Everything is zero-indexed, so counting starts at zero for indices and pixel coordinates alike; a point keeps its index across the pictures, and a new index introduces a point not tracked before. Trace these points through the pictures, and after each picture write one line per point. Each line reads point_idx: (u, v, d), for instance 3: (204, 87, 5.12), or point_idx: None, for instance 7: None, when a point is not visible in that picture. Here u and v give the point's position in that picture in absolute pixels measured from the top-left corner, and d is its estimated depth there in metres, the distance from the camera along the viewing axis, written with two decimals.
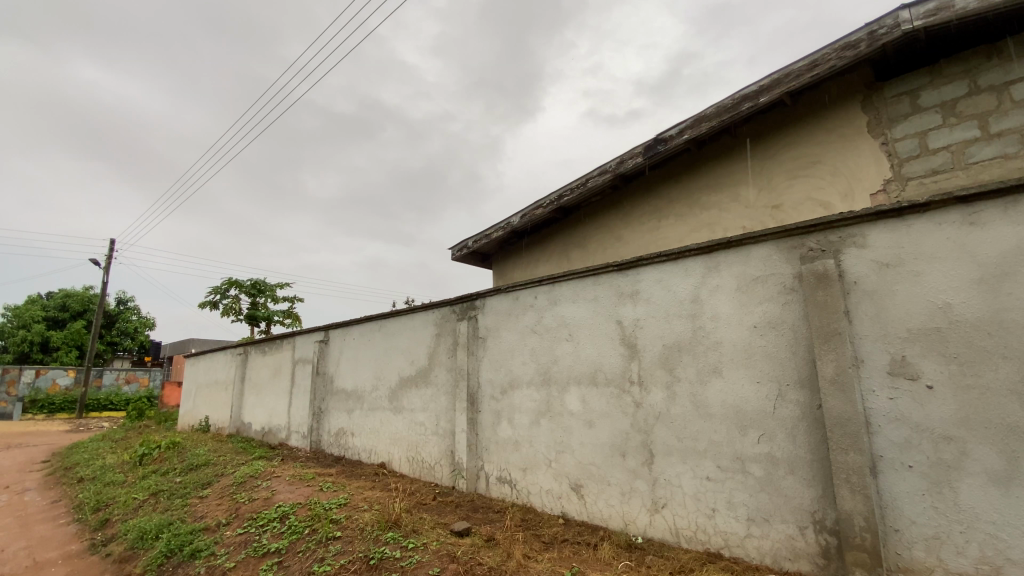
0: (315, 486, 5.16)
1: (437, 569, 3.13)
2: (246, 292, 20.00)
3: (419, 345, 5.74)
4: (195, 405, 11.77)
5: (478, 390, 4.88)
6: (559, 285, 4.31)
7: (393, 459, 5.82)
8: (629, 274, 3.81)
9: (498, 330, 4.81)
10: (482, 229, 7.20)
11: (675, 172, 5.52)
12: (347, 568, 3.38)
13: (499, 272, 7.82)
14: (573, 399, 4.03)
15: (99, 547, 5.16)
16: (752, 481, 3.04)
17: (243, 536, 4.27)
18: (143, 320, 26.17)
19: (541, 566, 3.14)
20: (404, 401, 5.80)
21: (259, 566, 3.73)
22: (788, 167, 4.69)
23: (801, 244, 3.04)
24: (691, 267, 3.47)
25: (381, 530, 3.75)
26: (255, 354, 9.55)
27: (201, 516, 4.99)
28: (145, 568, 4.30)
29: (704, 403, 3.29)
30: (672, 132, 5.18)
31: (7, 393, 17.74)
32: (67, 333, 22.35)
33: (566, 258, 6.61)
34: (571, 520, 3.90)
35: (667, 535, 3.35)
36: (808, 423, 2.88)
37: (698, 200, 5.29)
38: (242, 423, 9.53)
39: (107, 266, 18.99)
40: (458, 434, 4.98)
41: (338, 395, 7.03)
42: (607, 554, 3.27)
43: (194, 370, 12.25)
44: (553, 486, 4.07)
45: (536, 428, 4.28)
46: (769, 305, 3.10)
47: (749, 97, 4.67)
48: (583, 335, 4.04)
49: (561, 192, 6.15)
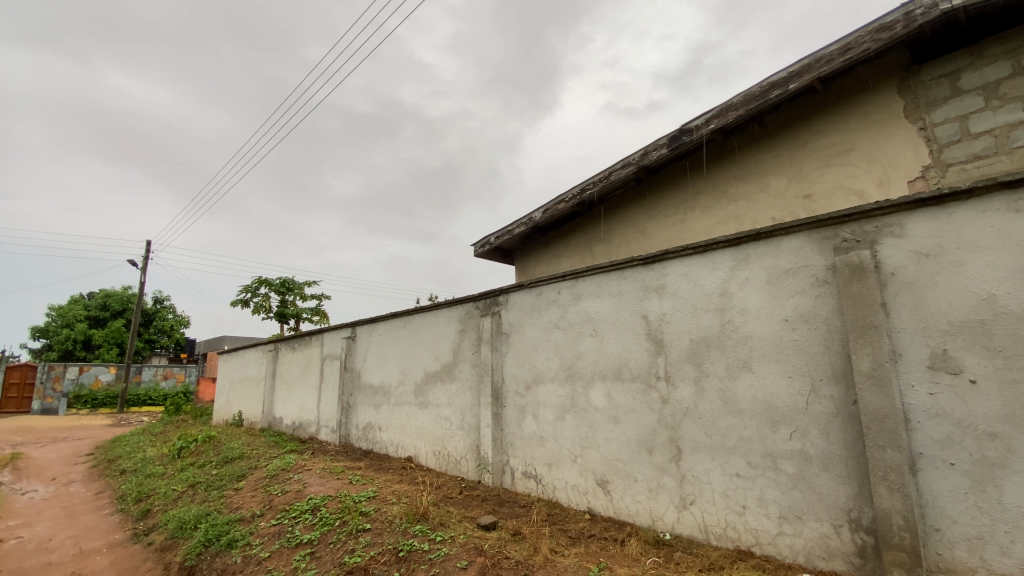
0: (345, 479, 5.28)
1: (465, 562, 3.16)
2: (275, 290, 20.49)
3: (444, 341, 5.79)
4: (228, 400, 12.15)
5: (503, 385, 4.90)
6: (583, 280, 4.29)
7: (420, 453, 5.89)
8: (655, 268, 3.76)
9: (522, 325, 4.81)
10: (504, 225, 7.21)
11: (700, 164, 5.42)
12: (376, 560, 3.44)
13: (521, 268, 7.81)
14: (598, 395, 4.01)
15: (141, 537, 5.38)
16: (784, 479, 2.98)
17: (276, 527, 4.39)
18: (179, 320, 27.12)
19: (568, 560, 3.15)
20: (430, 396, 5.87)
21: (293, 557, 3.84)
22: (820, 156, 4.54)
23: (834, 235, 2.95)
24: (719, 259, 3.41)
25: (409, 523, 3.80)
26: (285, 350, 9.79)
27: (236, 507, 5.15)
28: (185, 557, 4.47)
29: (733, 398, 3.23)
30: (698, 122, 5.11)
31: (52, 389, 18.63)
32: (108, 331, 23.34)
33: (589, 252, 6.56)
34: (597, 515, 3.89)
35: (696, 532, 3.31)
36: (842, 419, 2.80)
37: (724, 191, 5.18)
38: (273, 418, 9.78)
39: (143, 266, 19.72)
40: (483, 428, 5.01)
41: (365, 390, 7.15)
42: (635, 551, 3.25)
43: (226, 366, 12.63)
44: (578, 482, 4.06)
45: (560, 423, 4.28)
46: (801, 298, 3.01)
47: (778, 84, 4.56)
48: (607, 330, 4.01)
49: (584, 186, 6.12)
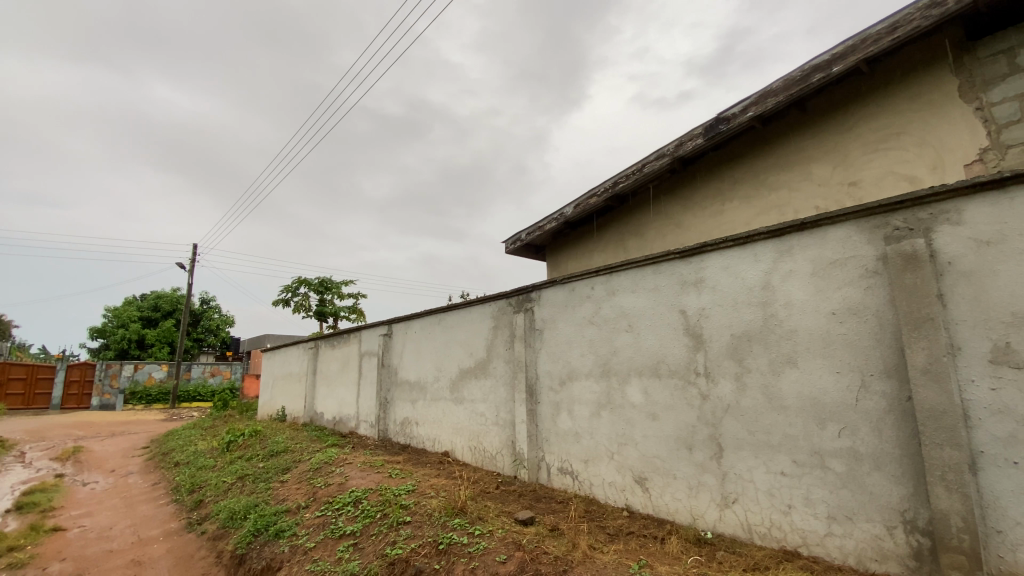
0: (385, 472, 5.40)
1: (504, 556, 3.19)
2: (314, 289, 21.10)
3: (478, 337, 5.84)
4: (272, 396, 12.60)
5: (537, 381, 4.90)
6: (617, 275, 4.24)
7: (456, 448, 5.96)
8: (692, 261, 3.68)
9: (555, 321, 4.80)
10: (535, 221, 7.20)
11: (737, 153, 5.28)
12: (417, 552, 3.50)
13: (553, 264, 7.78)
14: (634, 391, 3.96)
15: (195, 526, 5.66)
16: (833, 478, 2.87)
17: (320, 518, 4.53)
18: (224, 320, 28.29)
19: (607, 557, 3.13)
20: (465, 392, 5.93)
21: (337, 547, 3.96)
22: (866, 141, 4.33)
23: (885, 224, 2.82)
24: (760, 251, 3.31)
25: (448, 516, 3.86)
26: (324, 348, 10.08)
27: (282, 499, 5.35)
28: (236, 546, 4.68)
29: (777, 394, 3.13)
30: (736, 110, 4.98)
31: (111, 386, 19.77)
32: (160, 331, 24.58)
33: (623, 246, 6.47)
34: (636, 513, 3.85)
35: (739, 531, 3.23)
36: (896, 417, 2.68)
37: (763, 180, 5.02)
38: (315, 413, 10.08)
39: (191, 268, 20.68)
40: (518, 424, 5.02)
41: (402, 386, 7.29)
42: (676, 549, 3.20)
43: (270, 363, 13.10)
44: (615, 479, 4.03)
45: (596, 420, 4.24)
46: (849, 290, 2.89)
47: (821, 68, 4.38)
48: (643, 325, 3.95)
49: (617, 179, 6.05)
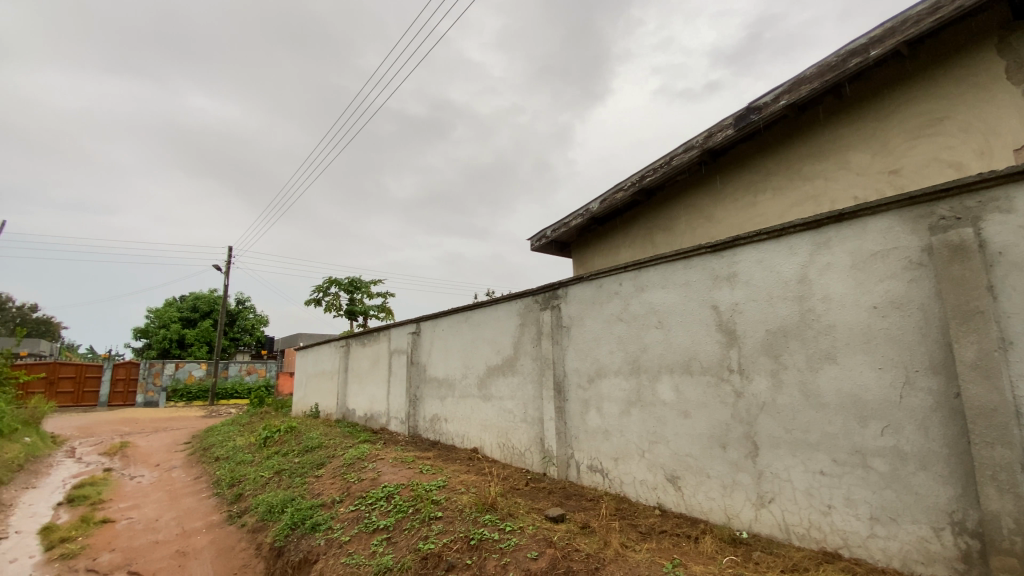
0: (416, 468, 5.47)
1: (536, 553, 3.19)
2: (344, 289, 21.52)
3: (505, 335, 5.86)
4: (306, 393, 12.93)
5: (565, 379, 4.88)
6: (646, 271, 4.18)
7: (485, 444, 5.99)
8: (724, 256, 3.60)
9: (583, 318, 4.77)
10: (560, 218, 7.18)
11: (769, 144, 5.14)
12: (449, 547, 3.54)
13: (579, 260, 7.73)
14: (665, 388, 3.89)
15: (235, 519, 5.86)
16: (875, 478, 2.77)
17: (355, 512, 4.64)
18: (258, 319, 29.19)
19: (639, 555, 3.10)
20: (493, 389, 5.96)
21: (372, 541, 4.05)
22: (908, 127, 4.15)
23: (930, 213, 2.70)
24: (796, 244, 3.21)
25: (479, 512, 3.89)
26: (355, 346, 10.29)
27: (318, 493, 5.49)
28: (275, 538, 4.83)
29: (815, 391, 3.04)
30: (768, 99, 4.86)
31: (154, 384, 20.66)
32: (199, 330, 25.53)
33: (651, 241, 6.38)
34: (668, 511, 3.80)
35: (776, 532, 3.16)
36: (943, 414, 2.57)
37: (798, 171, 4.87)
38: (347, 410, 10.30)
39: (227, 270, 21.40)
40: (547, 422, 5.02)
41: (431, 383, 7.37)
42: (710, 548, 3.15)
43: (303, 361, 13.44)
44: (647, 477, 3.98)
45: (626, 418, 4.20)
46: (892, 283, 2.78)
47: (857, 53, 4.22)
48: (674, 321, 3.89)
49: (644, 173, 5.98)
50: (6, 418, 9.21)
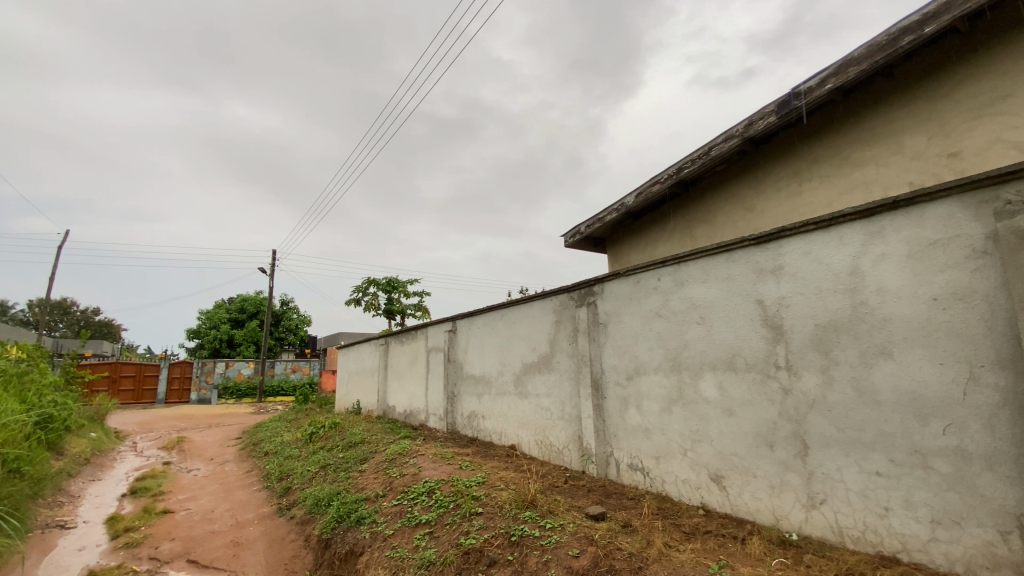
0: (455, 464, 5.55)
1: (577, 551, 3.18)
2: (382, 288, 22.01)
3: (541, 332, 5.85)
4: (347, 389, 13.33)
5: (603, 376, 4.83)
6: (686, 265, 4.08)
7: (523, 442, 6.01)
8: (769, 248, 3.48)
9: (620, 315, 4.71)
10: (594, 213, 7.11)
11: (814, 130, 4.93)
12: (490, 543, 3.58)
13: (614, 256, 7.63)
14: (708, 386, 3.79)
15: (285, 511, 6.10)
16: (937, 479, 2.62)
17: (398, 507, 4.75)
18: (302, 319, 30.29)
19: (684, 555, 3.04)
20: (530, 386, 5.96)
21: (414, 535, 4.13)
22: (967, 107, 3.90)
23: (994, 198, 2.53)
24: (847, 234, 3.07)
25: (519, 508, 3.91)
26: (394, 344, 10.51)
27: (361, 488, 5.65)
28: (322, 531, 5.01)
29: (869, 388, 2.90)
30: (812, 83, 4.67)
31: (207, 382, 21.80)
32: (247, 331, 26.69)
33: (690, 234, 6.23)
34: (712, 512, 3.71)
35: (828, 534, 3.04)
36: (1012, 412, 2.41)
37: (846, 157, 4.64)
38: (387, 406, 10.54)
39: (272, 272, 22.29)
40: (585, 419, 4.99)
41: (468, 380, 7.45)
42: (758, 550, 3.06)
43: (344, 360, 13.85)
44: (689, 477, 3.89)
45: (666, 415, 4.12)
46: (953, 273, 2.62)
47: (909, 30, 4.00)
48: (716, 317, 3.79)
49: (681, 164, 5.85)
50: (74, 415, 9.87)
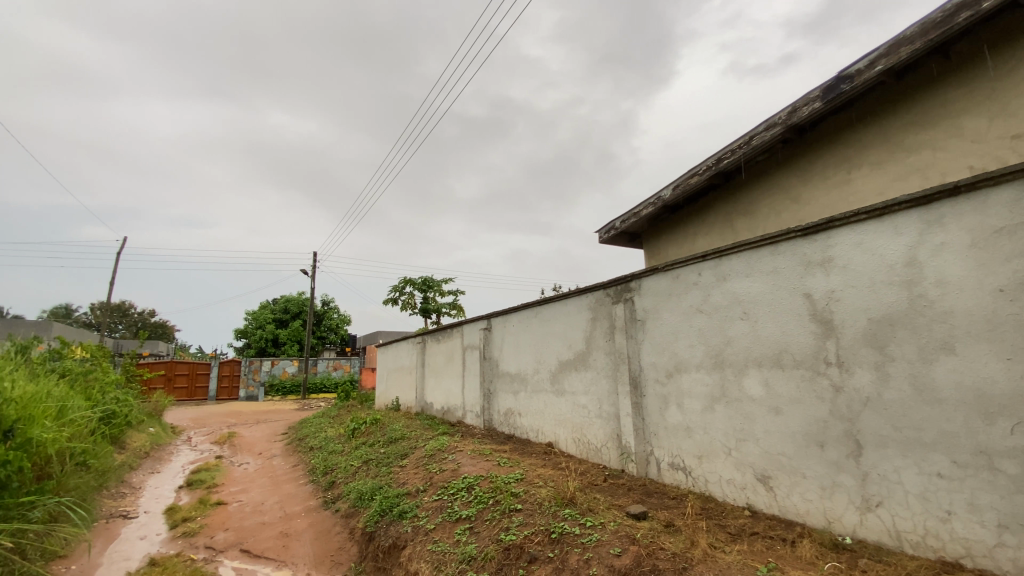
0: (493, 461, 5.59)
1: (619, 549, 3.15)
2: (417, 288, 22.39)
3: (577, 329, 5.81)
4: (386, 387, 13.65)
5: (641, 374, 4.76)
6: (728, 259, 3.97)
7: (560, 439, 6.00)
8: (817, 240, 3.34)
9: (658, 311, 4.62)
10: (630, 208, 7.01)
11: (862, 115, 4.70)
12: (531, 540, 3.59)
13: (651, 251, 7.49)
14: (753, 383, 3.68)
15: (330, 504, 6.31)
16: (1004, 481, 2.47)
17: (438, 502, 4.82)
18: (342, 317, 31.24)
19: (730, 557, 2.96)
20: (566, 384, 5.93)
21: (455, 530, 4.19)
22: None
23: None
24: (902, 223, 2.92)
25: (559, 506, 3.90)
26: (430, 342, 10.67)
27: (403, 482, 5.77)
28: (366, 524, 5.15)
29: (929, 386, 2.74)
30: (861, 65, 4.46)
31: (254, 380, 22.82)
32: (290, 330, 27.71)
33: (730, 227, 6.05)
34: (759, 513, 3.59)
35: (884, 538, 2.90)
36: None
37: (899, 142, 4.40)
38: (425, 403, 10.73)
39: (314, 273, 23.04)
40: (624, 417, 4.93)
41: (504, 378, 7.48)
42: (810, 554, 2.95)
43: (383, 357, 14.19)
44: (734, 476, 3.79)
45: (709, 414, 4.02)
46: (1021, 263, 2.45)
47: (967, 4, 3.75)
48: (760, 312, 3.67)
49: (720, 155, 5.70)
50: (135, 411, 10.49)
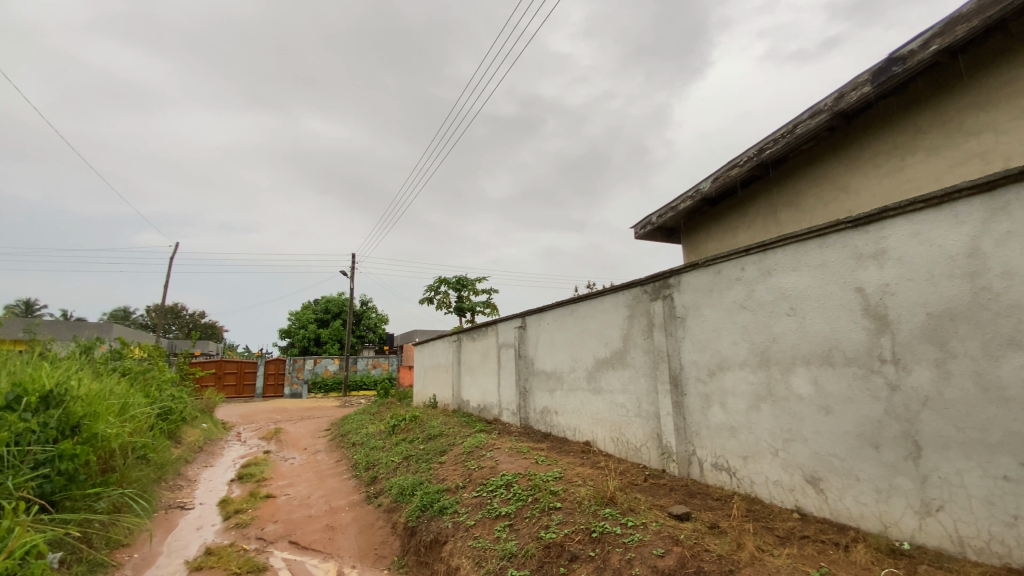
0: (531, 459, 5.60)
1: (662, 550, 3.11)
2: (452, 287, 22.67)
3: (614, 327, 5.74)
4: (424, 384, 13.90)
5: (682, 372, 4.67)
6: (773, 253, 3.84)
7: (598, 438, 5.95)
8: (870, 232, 3.19)
9: (699, 307, 4.52)
10: (667, 202, 6.87)
11: (916, 98, 4.45)
12: (571, 539, 3.59)
13: (690, 246, 7.33)
14: (801, 381, 3.55)
15: (372, 499, 6.48)
16: None
17: (478, 498, 4.88)
18: (380, 317, 31.98)
19: (780, 560, 2.87)
20: (603, 382, 5.88)
21: (495, 527, 4.23)
22: None
23: None
24: (963, 212, 2.75)
25: (599, 505, 3.87)
26: (466, 340, 10.77)
27: (442, 479, 5.86)
28: (408, 519, 5.26)
29: (995, 384, 2.58)
30: (913, 46, 4.21)
31: (298, 378, 23.65)
32: (331, 330, 28.56)
33: (774, 220, 5.84)
34: (809, 516, 3.46)
35: (946, 544, 2.75)
36: None
37: (957, 126, 4.14)
38: (462, 401, 10.85)
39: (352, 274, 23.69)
40: (664, 416, 4.85)
41: (540, 376, 7.48)
42: (865, 559, 2.83)
43: (420, 355, 14.44)
44: (782, 478, 3.66)
45: (754, 413, 3.90)
46: None
47: None
48: (809, 308, 3.53)
49: (762, 145, 5.51)
50: (189, 407, 11.05)
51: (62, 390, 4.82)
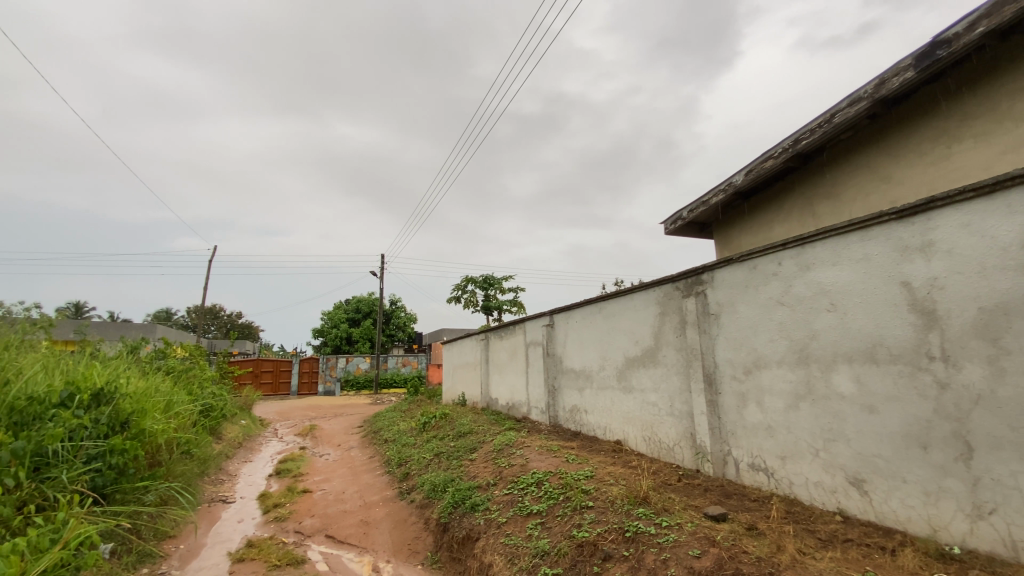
0: (562, 457, 5.59)
1: (698, 551, 3.06)
2: (479, 286, 22.80)
3: (645, 324, 5.67)
4: (453, 383, 14.04)
5: (715, 370, 4.58)
6: (812, 247, 3.72)
7: (630, 438, 5.88)
8: (915, 224, 3.05)
9: (734, 304, 4.41)
10: (698, 196, 6.73)
11: (963, 83, 4.23)
12: (604, 538, 3.57)
13: (723, 242, 7.17)
14: (842, 379, 3.43)
15: (405, 495, 6.60)
16: None
17: (509, 496, 4.90)
18: (409, 316, 32.43)
19: (822, 564, 2.79)
20: (634, 381, 5.81)
21: (527, 525, 4.24)
22: None
23: None
24: (1017, 200, 2.61)
25: (632, 505, 3.84)
26: (494, 339, 10.82)
27: (473, 476, 5.91)
28: (440, 515, 5.33)
29: None
30: (959, 28, 4.00)
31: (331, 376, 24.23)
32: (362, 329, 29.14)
33: (811, 213, 5.66)
34: (852, 518, 3.35)
35: (1000, 549, 2.62)
36: None
37: (1008, 110, 3.92)
38: (490, 399, 10.91)
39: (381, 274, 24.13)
40: (698, 416, 4.76)
41: (569, 374, 7.44)
42: (913, 563, 2.72)
43: (449, 354, 14.59)
44: (823, 479, 3.55)
45: (792, 412, 3.80)
46: None
47: None
48: (850, 303, 3.40)
49: (798, 135, 5.34)
50: (229, 404, 11.47)
51: (112, 389, 5.08)
